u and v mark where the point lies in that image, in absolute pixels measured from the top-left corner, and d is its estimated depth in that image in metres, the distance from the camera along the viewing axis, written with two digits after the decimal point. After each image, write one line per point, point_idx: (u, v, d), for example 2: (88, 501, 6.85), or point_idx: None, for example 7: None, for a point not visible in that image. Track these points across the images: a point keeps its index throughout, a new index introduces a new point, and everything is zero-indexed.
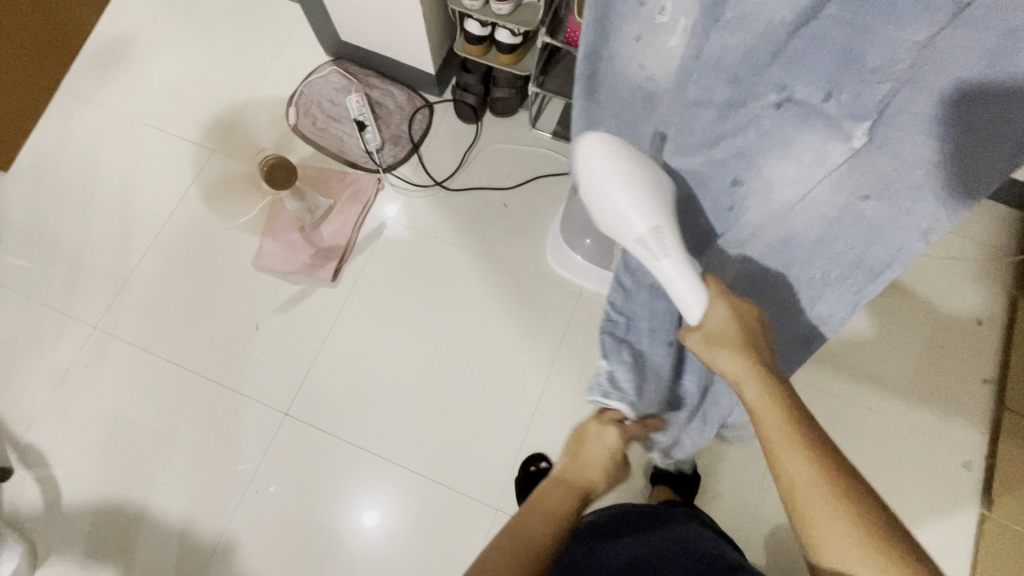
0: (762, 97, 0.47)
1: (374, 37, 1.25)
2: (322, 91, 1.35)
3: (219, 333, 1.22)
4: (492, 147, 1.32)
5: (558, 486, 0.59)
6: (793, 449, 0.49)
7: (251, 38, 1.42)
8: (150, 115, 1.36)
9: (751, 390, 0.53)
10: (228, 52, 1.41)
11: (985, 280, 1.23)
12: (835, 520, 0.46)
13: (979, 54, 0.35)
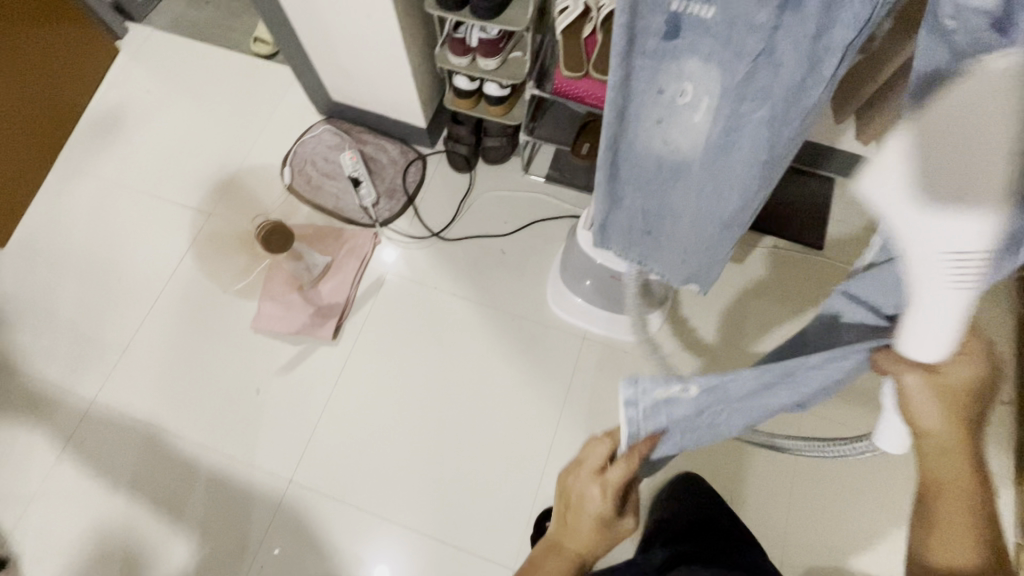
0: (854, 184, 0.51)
1: (365, 96, 1.27)
2: (315, 149, 1.36)
3: (219, 400, 1.19)
4: (487, 195, 1.33)
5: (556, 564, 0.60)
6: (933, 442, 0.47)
7: (244, 103, 1.45)
8: (146, 184, 1.37)
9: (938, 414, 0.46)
10: (222, 117, 1.43)
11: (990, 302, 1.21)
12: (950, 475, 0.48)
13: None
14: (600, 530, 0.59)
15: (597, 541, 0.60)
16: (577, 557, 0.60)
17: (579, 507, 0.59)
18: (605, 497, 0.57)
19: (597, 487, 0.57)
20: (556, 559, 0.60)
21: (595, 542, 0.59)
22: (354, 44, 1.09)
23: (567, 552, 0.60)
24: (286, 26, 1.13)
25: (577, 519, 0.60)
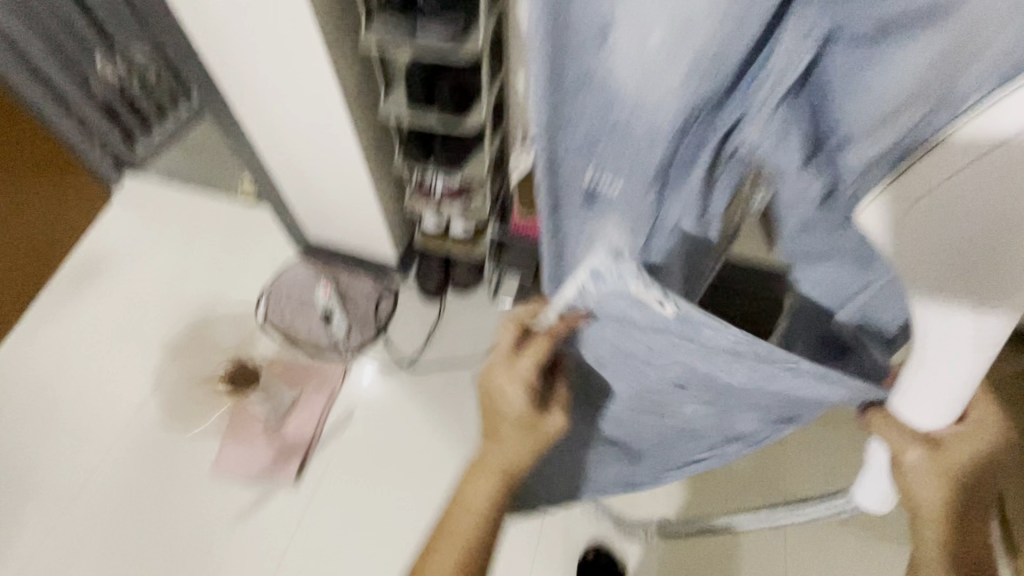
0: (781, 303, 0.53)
1: (338, 228, 1.29)
2: (289, 284, 1.32)
3: (168, 557, 1.11)
4: (456, 323, 1.35)
5: (483, 485, 0.59)
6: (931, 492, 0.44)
7: (224, 248, 1.40)
8: (106, 321, 1.33)
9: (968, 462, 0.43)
10: (195, 260, 1.38)
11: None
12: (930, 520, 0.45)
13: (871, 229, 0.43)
14: (527, 436, 0.58)
15: (526, 444, 0.58)
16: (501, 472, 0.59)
17: (504, 410, 0.58)
18: (524, 386, 0.56)
19: (518, 372, 0.56)
20: (484, 475, 0.59)
21: (519, 445, 0.58)
22: (326, 176, 1.15)
23: (491, 468, 0.59)
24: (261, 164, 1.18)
25: (500, 424, 0.59)
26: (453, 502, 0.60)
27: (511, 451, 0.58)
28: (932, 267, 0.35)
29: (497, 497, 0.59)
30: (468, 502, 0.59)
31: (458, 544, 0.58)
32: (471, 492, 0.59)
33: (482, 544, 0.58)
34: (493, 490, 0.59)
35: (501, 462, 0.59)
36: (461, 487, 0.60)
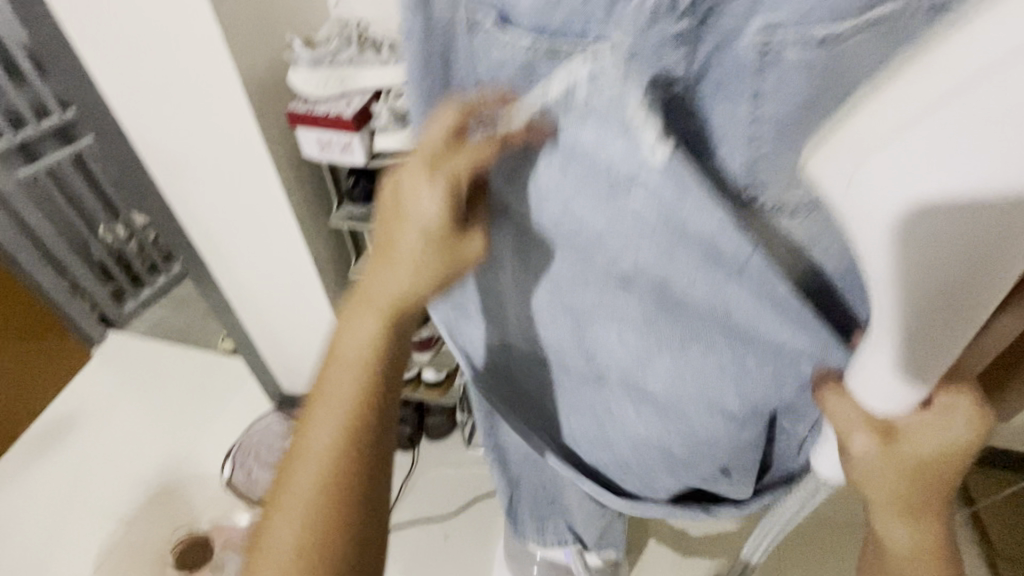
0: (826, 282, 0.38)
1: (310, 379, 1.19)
2: (261, 438, 1.18)
3: None
4: (430, 474, 1.15)
5: (353, 351, 0.41)
6: (905, 477, 0.34)
7: (199, 398, 1.34)
8: (57, 486, 1.22)
9: (925, 445, 0.34)
10: (167, 412, 1.32)
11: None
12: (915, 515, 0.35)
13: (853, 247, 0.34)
14: (426, 249, 0.40)
15: (427, 268, 0.41)
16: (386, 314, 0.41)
17: (399, 219, 0.40)
18: (436, 191, 0.38)
19: (423, 176, 0.38)
20: (367, 318, 0.41)
21: (422, 272, 0.41)
22: (294, 330, 1.04)
23: (374, 310, 0.41)
24: (226, 317, 1.08)
25: (394, 245, 0.41)
26: (319, 372, 0.42)
27: (402, 279, 0.41)
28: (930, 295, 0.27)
29: (381, 353, 0.41)
30: (329, 389, 0.41)
31: (324, 440, 0.39)
32: (332, 381, 0.41)
33: (360, 459, 0.39)
34: (364, 370, 0.41)
35: (387, 300, 0.41)
36: (327, 362, 0.42)
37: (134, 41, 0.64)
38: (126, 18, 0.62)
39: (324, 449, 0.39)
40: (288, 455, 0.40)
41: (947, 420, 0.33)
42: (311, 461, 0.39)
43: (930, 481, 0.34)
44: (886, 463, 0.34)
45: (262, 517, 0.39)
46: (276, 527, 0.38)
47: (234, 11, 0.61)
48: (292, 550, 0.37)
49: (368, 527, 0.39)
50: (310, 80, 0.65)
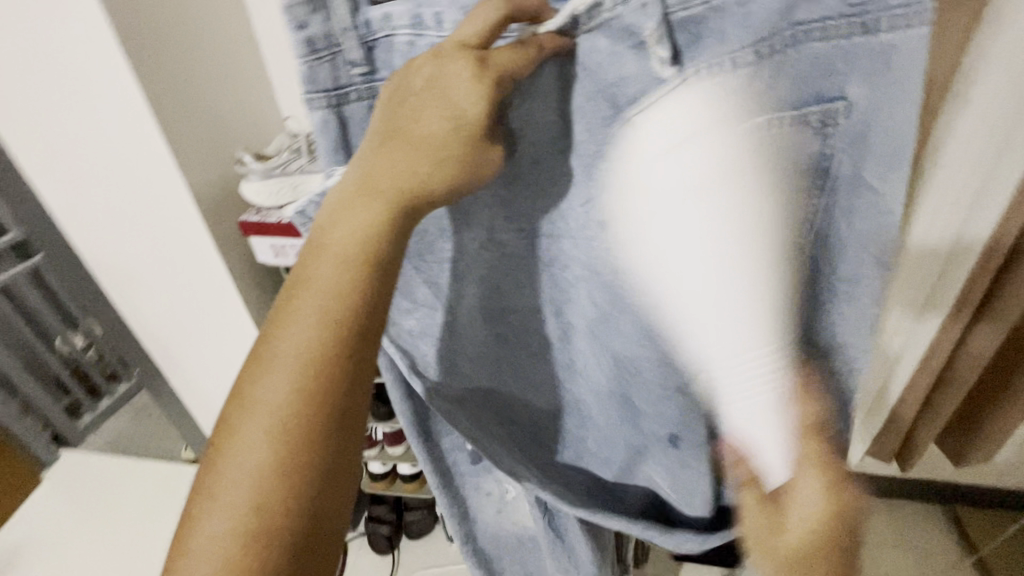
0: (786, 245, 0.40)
1: None
2: None
3: None
4: None
5: (349, 226, 0.34)
6: (792, 563, 0.39)
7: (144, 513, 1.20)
8: None
9: (808, 513, 0.39)
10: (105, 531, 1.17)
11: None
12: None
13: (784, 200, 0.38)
14: (448, 145, 0.36)
15: (444, 161, 0.36)
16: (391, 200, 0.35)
17: (416, 104, 0.35)
18: (472, 82, 0.35)
19: (461, 58, 0.34)
20: (377, 202, 0.35)
21: (442, 163, 0.36)
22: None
23: (381, 195, 0.35)
24: (193, 420, 1.04)
25: (410, 127, 0.36)
26: (306, 257, 0.35)
27: (414, 158, 0.35)
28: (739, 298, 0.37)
29: (384, 236, 0.35)
30: (321, 283, 0.34)
31: (311, 342, 0.33)
32: (325, 271, 0.34)
33: (354, 382, 0.33)
34: (365, 267, 0.34)
35: (401, 182, 0.35)
36: (315, 252, 0.35)
37: (87, 163, 0.66)
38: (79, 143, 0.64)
39: (315, 338, 0.33)
40: (260, 349, 0.33)
41: (821, 498, 0.39)
42: (288, 359, 0.32)
43: (821, 559, 0.38)
44: (767, 540, 0.41)
45: (226, 417, 0.33)
46: (242, 438, 0.32)
47: (186, 133, 0.63)
48: (263, 468, 0.31)
49: (347, 466, 0.33)
50: (262, 191, 0.65)
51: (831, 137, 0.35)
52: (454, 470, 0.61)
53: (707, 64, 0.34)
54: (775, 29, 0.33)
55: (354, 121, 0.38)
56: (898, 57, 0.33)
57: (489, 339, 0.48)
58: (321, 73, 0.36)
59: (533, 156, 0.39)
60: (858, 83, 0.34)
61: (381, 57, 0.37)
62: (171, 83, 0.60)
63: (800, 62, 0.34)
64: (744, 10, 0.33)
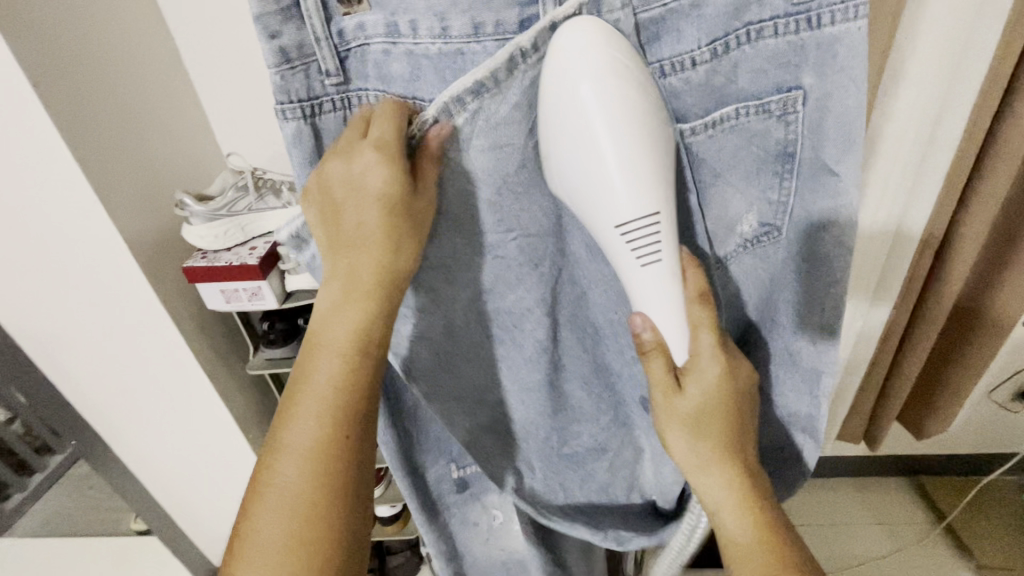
0: (739, 230, 0.39)
1: None
2: None
3: None
4: None
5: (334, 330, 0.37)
6: (695, 426, 0.39)
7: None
8: None
9: (705, 387, 0.38)
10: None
11: (993, 506, 1.09)
12: (705, 443, 0.39)
13: (743, 176, 0.37)
14: (390, 233, 0.36)
15: (401, 245, 0.36)
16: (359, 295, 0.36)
17: (353, 197, 0.36)
18: (386, 167, 0.35)
19: (369, 149, 0.35)
20: (349, 298, 0.36)
21: (398, 249, 0.36)
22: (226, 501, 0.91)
23: (354, 288, 0.36)
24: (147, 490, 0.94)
25: (357, 221, 0.36)
26: (306, 351, 0.38)
27: (372, 248, 0.36)
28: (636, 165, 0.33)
29: (359, 335, 0.37)
30: (320, 379, 0.37)
31: (312, 434, 0.36)
32: (321, 369, 0.37)
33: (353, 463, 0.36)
34: (354, 358, 0.37)
35: (360, 275, 0.36)
36: (310, 348, 0.38)
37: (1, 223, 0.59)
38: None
39: (312, 441, 0.36)
40: (268, 448, 0.37)
41: (719, 377, 0.38)
42: (291, 459, 0.35)
43: (718, 417, 0.39)
44: (668, 412, 0.39)
45: (243, 510, 0.36)
46: (258, 528, 0.35)
47: (115, 181, 0.58)
48: (281, 553, 0.35)
49: (357, 536, 0.37)
50: (207, 235, 0.61)
51: (792, 124, 0.35)
52: (439, 503, 0.57)
53: (667, 61, 0.34)
54: (729, 29, 0.33)
55: (327, 133, 0.37)
56: (841, 50, 0.32)
57: (483, 349, 0.44)
58: (294, 83, 0.35)
59: (496, 171, 0.37)
60: (811, 74, 0.33)
61: (354, 67, 0.36)
62: (94, 127, 0.55)
63: (755, 57, 0.34)
64: (700, 10, 0.33)
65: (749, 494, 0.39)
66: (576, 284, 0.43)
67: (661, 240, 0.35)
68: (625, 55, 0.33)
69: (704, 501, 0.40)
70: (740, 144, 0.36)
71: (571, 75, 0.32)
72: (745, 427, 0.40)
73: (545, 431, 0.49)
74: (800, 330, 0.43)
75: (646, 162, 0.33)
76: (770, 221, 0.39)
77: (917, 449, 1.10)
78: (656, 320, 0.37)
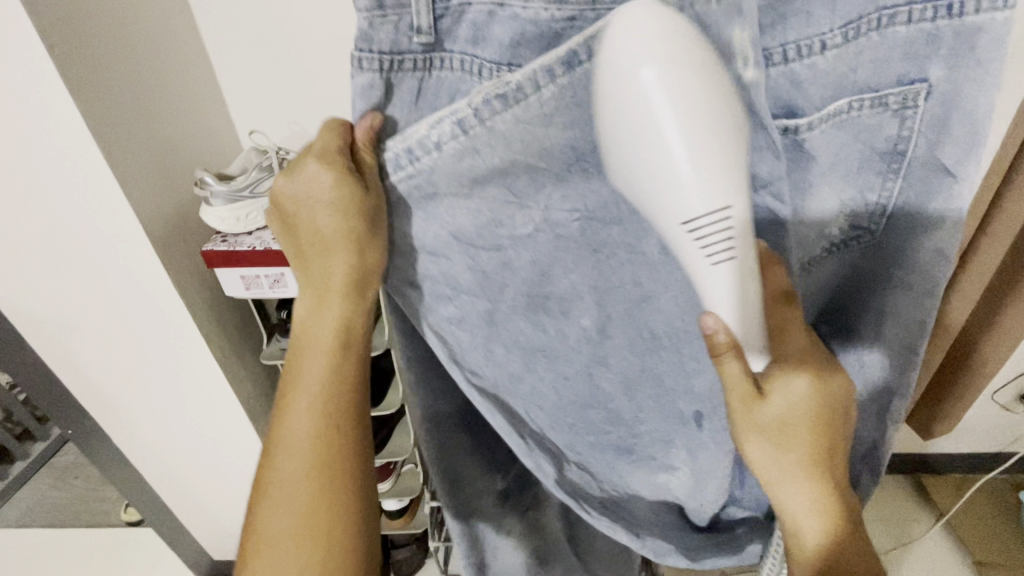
0: (823, 231, 0.38)
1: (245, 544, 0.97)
2: None
3: None
4: None
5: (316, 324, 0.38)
6: (782, 437, 0.35)
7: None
8: None
9: (789, 396, 0.35)
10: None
11: (987, 508, 1.10)
12: (789, 453, 0.36)
13: (842, 171, 0.36)
14: (353, 233, 0.36)
15: (365, 245, 0.36)
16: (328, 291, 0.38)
17: (309, 207, 0.37)
18: (330, 174, 0.35)
19: (312, 159, 0.36)
20: (325, 306, 0.38)
21: (364, 251, 0.37)
22: (229, 491, 0.87)
23: (328, 290, 0.37)
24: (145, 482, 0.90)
25: (316, 228, 0.37)
26: (292, 353, 0.39)
27: (336, 249, 0.36)
28: (716, 146, 0.28)
29: (340, 333, 0.38)
30: (305, 382, 0.38)
31: (306, 432, 0.37)
32: (306, 371, 0.38)
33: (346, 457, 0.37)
34: (338, 353, 0.38)
35: (329, 276, 0.37)
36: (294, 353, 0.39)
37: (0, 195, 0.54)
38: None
39: (309, 439, 0.37)
40: (270, 447, 0.38)
41: (807, 382, 0.36)
42: (297, 455, 0.37)
43: (806, 425, 0.35)
44: (748, 421, 0.35)
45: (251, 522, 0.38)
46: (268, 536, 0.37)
47: (127, 151, 0.54)
48: (295, 541, 0.36)
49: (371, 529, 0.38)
50: (228, 218, 0.58)
51: (908, 120, 0.33)
52: (472, 503, 0.53)
53: (792, 45, 0.33)
54: (864, 13, 0.32)
55: (400, 91, 0.34)
56: (980, 41, 0.31)
57: (538, 331, 0.41)
58: (380, 33, 0.33)
59: (575, 146, 0.34)
60: (940, 66, 0.32)
61: (446, 29, 0.34)
62: (105, 91, 0.51)
63: (880, 46, 0.32)
64: None
65: (831, 500, 0.36)
66: (641, 284, 0.39)
67: (734, 236, 0.30)
68: (676, 24, 0.28)
69: (781, 508, 0.37)
70: (841, 141, 0.35)
71: (627, 56, 0.28)
72: (835, 434, 0.37)
73: (573, 418, 0.45)
74: (879, 340, 0.40)
75: (718, 151, 0.28)
76: (864, 224, 0.37)
77: (918, 447, 1.12)
78: (731, 322, 0.32)
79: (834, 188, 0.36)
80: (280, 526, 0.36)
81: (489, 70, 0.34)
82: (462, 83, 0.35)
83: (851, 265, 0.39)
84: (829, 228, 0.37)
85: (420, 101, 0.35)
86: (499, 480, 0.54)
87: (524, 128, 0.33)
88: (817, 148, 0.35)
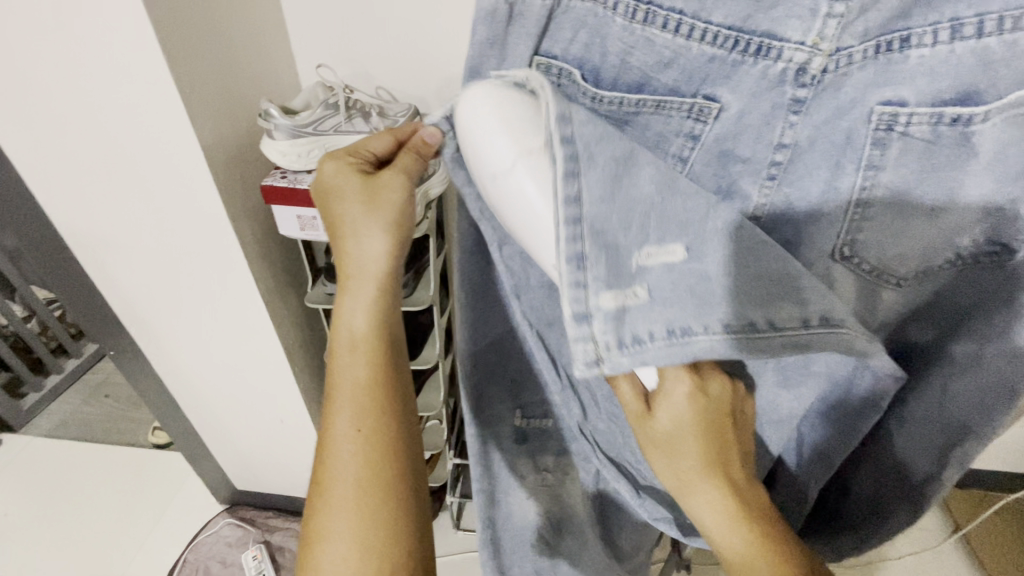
0: (956, 239, 0.32)
1: (271, 478, 1.00)
2: (211, 553, 0.98)
3: None
4: None
5: (357, 278, 0.42)
6: (670, 450, 0.35)
7: (108, 503, 1.11)
8: None
9: (675, 411, 0.34)
10: (72, 526, 1.08)
11: (1008, 526, 1.08)
12: (683, 463, 0.35)
13: (995, 178, 0.30)
14: (379, 203, 0.41)
15: (395, 216, 0.42)
16: (356, 250, 0.42)
17: (336, 197, 0.43)
18: (352, 172, 0.43)
19: (333, 163, 0.43)
20: (362, 255, 0.42)
21: (383, 219, 0.41)
22: (259, 426, 0.89)
23: (368, 246, 0.42)
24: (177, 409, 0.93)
25: (341, 208, 0.42)
26: (336, 304, 0.42)
27: (361, 212, 0.41)
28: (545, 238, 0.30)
29: (385, 281, 0.42)
30: (343, 390, 0.40)
31: (355, 375, 0.41)
32: (347, 321, 0.41)
33: (389, 397, 0.41)
34: (380, 296, 0.42)
35: (352, 240, 0.42)
36: (329, 357, 0.42)
37: (61, 110, 0.53)
38: (54, 81, 0.51)
39: (359, 383, 0.40)
40: (327, 398, 0.41)
41: (689, 393, 0.34)
42: (347, 396, 0.40)
43: (700, 439, 0.35)
44: (642, 436, 0.36)
45: (320, 474, 0.40)
46: (325, 537, 0.39)
47: (195, 75, 0.52)
48: (359, 472, 0.39)
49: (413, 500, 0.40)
50: (289, 152, 0.56)
51: None
52: (495, 440, 0.52)
53: (993, 16, 0.28)
54: None
55: (527, 18, 0.32)
56: None
57: None
58: None
59: (696, 98, 0.34)
60: None
61: None
62: (178, 10, 0.49)
63: None
64: None
65: (739, 509, 0.35)
66: None
67: (631, 315, 0.29)
68: (518, 114, 0.29)
69: (701, 526, 0.36)
70: (688, 284, 0.30)
71: (481, 133, 0.29)
72: (728, 437, 0.36)
73: None
74: (976, 370, 0.34)
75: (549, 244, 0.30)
76: (1003, 239, 0.31)
77: None
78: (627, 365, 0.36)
79: (984, 192, 0.30)
80: (345, 461, 0.39)
81: (626, 5, 0.32)
82: (592, 16, 0.33)
83: (960, 277, 0.34)
84: (959, 239, 0.32)
85: (545, 34, 0.33)
86: (517, 424, 0.52)
87: (647, 68, 0.34)
88: (984, 146, 0.30)
